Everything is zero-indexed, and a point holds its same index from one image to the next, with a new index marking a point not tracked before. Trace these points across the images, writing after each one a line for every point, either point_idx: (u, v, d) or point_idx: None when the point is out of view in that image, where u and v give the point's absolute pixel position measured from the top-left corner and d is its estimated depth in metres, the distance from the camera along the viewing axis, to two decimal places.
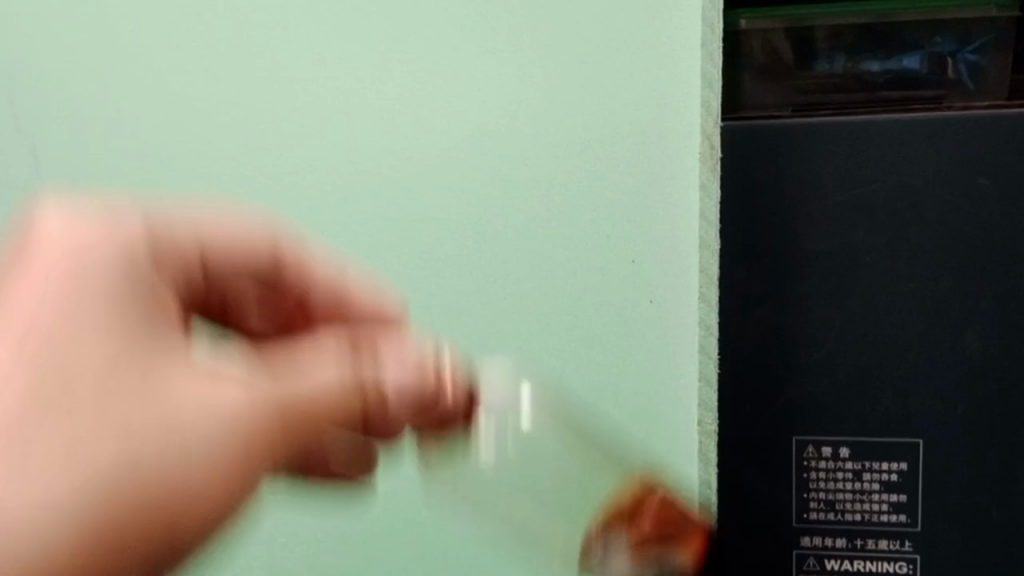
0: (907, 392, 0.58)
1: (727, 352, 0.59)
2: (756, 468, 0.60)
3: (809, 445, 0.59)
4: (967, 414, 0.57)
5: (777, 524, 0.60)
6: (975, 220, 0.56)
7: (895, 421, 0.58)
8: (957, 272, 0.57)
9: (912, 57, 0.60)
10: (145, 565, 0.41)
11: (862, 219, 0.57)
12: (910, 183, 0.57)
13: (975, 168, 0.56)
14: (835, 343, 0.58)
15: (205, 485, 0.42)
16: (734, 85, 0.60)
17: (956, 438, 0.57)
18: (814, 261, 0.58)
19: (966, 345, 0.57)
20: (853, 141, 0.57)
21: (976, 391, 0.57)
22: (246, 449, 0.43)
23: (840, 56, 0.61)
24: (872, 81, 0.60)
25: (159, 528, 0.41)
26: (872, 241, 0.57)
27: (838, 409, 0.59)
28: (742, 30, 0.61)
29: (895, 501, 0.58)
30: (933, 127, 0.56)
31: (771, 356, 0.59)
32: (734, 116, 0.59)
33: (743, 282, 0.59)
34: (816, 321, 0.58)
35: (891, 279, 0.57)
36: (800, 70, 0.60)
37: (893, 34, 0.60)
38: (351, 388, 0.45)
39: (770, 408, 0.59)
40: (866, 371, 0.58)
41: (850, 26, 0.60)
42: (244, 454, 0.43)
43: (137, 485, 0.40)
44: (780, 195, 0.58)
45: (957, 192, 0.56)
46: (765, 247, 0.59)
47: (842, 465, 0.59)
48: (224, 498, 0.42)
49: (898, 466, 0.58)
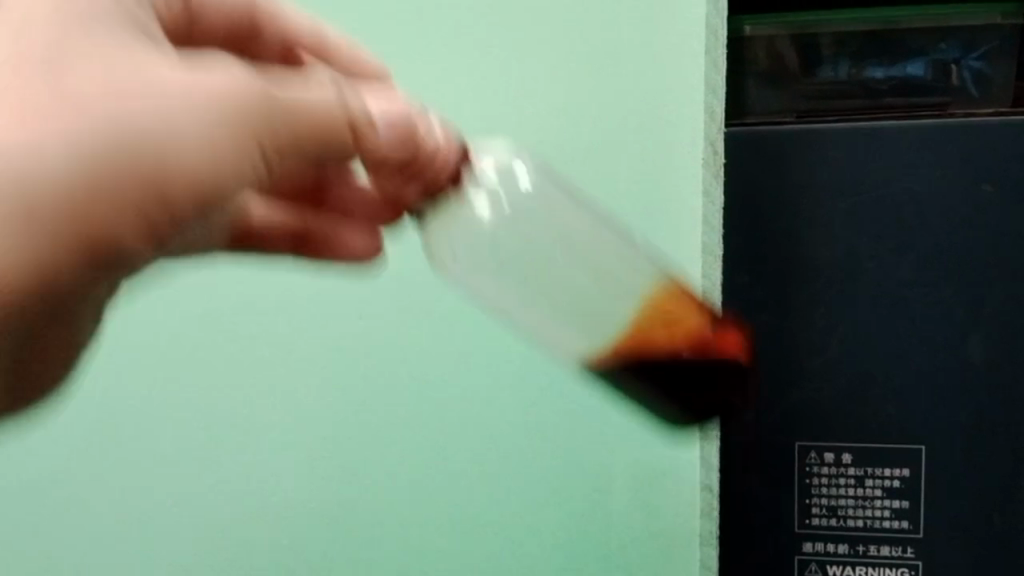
0: (910, 399, 0.58)
1: (729, 358, 0.60)
2: (758, 474, 0.60)
3: (812, 451, 0.59)
4: (970, 422, 0.57)
5: (778, 529, 0.60)
6: (979, 228, 0.56)
7: (898, 428, 0.58)
8: (960, 279, 0.57)
9: (916, 64, 0.60)
10: (79, 269, 0.33)
11: (866, 226, 0.57)
12: (914, 190, 0.57)
13: (978, 175, 0.56)
14: (838, 349, 0.58)
15: (194, 150, 0.33)
16: (739, 91, 0.61)
17: (960, 445, 0.57)
18: (818, 267, 0.58)
19: (969, 353, 0.57)
20: (857, 147, 0.57)
21: (979, 399, 0.57)
22: (238, 140, 0.34)
23: (845, 63, 0.61)
24: (877, 87, 0.60)
25: (99, 217, 0.32)
26: (875, 248, 0.57)
27: (841, 415, 0.59)
28: (748, 36, 0.62)
29: (897, 507, 0.58)
30: (937, 136, 0.57)
31: (773, 362, 0.59)
32: (738, 123, 0.60)
33: (745, 287, 0.59)
34: (819, 327, 0.58)
35: (894, 285, 0.57)
36: (804, 76, 0.61)
37: (897, 40, 0.61)
38: (341, 111, 0.37)
39: (773, 414, 0.59)
40: (868, 377, 0.58)
41: (855, 33, 0.61)
42: (238, 149, 0.34)
43: (111, 158, 0.32)
44: (783, 201, 0.58)
45: (961, 200, 0.56)
46: (768, 253, 0.59)
47: (844, 471, 0.59)
48: (194, 207, 0.34)
49: (901, 473, 0.58)
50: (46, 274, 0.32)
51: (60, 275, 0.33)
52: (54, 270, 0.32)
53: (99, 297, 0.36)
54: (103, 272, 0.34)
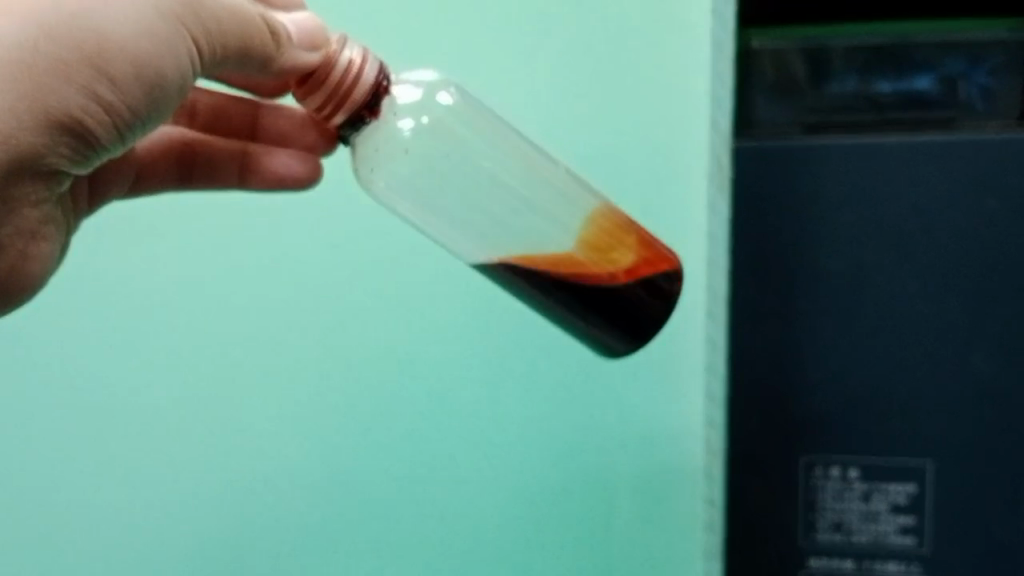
0: (916, 414, 0.57)
1: (737, 369, 0.60)
2: (766, 487, 0.60)
3: (817, 465, 0.59)
4: (975, 436, 0.57)
5: (783, 544, 0.59)
6: (985, 242, 0.56)
7: (903, 443, 0.58)
8: (967, 294, 0.57)
9: (924, 79, 0.60)
10: (50, 116, 0.45)
11: (872, 239, 0.58)
12: (919, 203, 0.57)
13: (985, 189, 0.56)
14: (844, 363, 0.58)
15: (122, 18, 0.44)
16: (746, 105, 0.61)
17: (965, 459, 0.57)
18: (823, 280, 0.58)
19: (974, 367, 0.57)
20: (864, 161, 0.57)
21: (985, 413, 0.57)
22: (166, 18, 0.45)
23: (852, 78, 0.61)
24: (884, 101, 0.60)
25: (63, 89, 0.44)
26: (881, 262, 0.57)
27: (846, 430, 0.58)
28: (754, 49, 0.62)
29: (903, 523, 0.58)
30: (941, 148, 0.57)
31: (778, 373, 0.59)
32: (747, 134, 0.60)
33: (752, 299, 0.59)
34: (825, 340, 0.58)
35: (901, 300, 0.57)
36: (812, 89, 0.61)
37: (903, 56, 0.61)
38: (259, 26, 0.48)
39: (779, 426, 0.59)
40: (875, 392, 0.58)
41: (862, 48, 0.61)
42: (167, 27, 0.45)
43: (58, 39, 0.43)
44: (790, 212, 0.58)
45: (966, 213, 0.57)
46: (775, 265, 0.59)
47: (850, 485, 0.59)
48: (131, 80, 0.46)
49: (907, 488, 0.58)
50: (33, 113, 0.44)
51: (35, 129, 0.45)
52: (33, 118, 0.45)
53: (36, 138, 0.45)
54: (64, 131, 0.46)
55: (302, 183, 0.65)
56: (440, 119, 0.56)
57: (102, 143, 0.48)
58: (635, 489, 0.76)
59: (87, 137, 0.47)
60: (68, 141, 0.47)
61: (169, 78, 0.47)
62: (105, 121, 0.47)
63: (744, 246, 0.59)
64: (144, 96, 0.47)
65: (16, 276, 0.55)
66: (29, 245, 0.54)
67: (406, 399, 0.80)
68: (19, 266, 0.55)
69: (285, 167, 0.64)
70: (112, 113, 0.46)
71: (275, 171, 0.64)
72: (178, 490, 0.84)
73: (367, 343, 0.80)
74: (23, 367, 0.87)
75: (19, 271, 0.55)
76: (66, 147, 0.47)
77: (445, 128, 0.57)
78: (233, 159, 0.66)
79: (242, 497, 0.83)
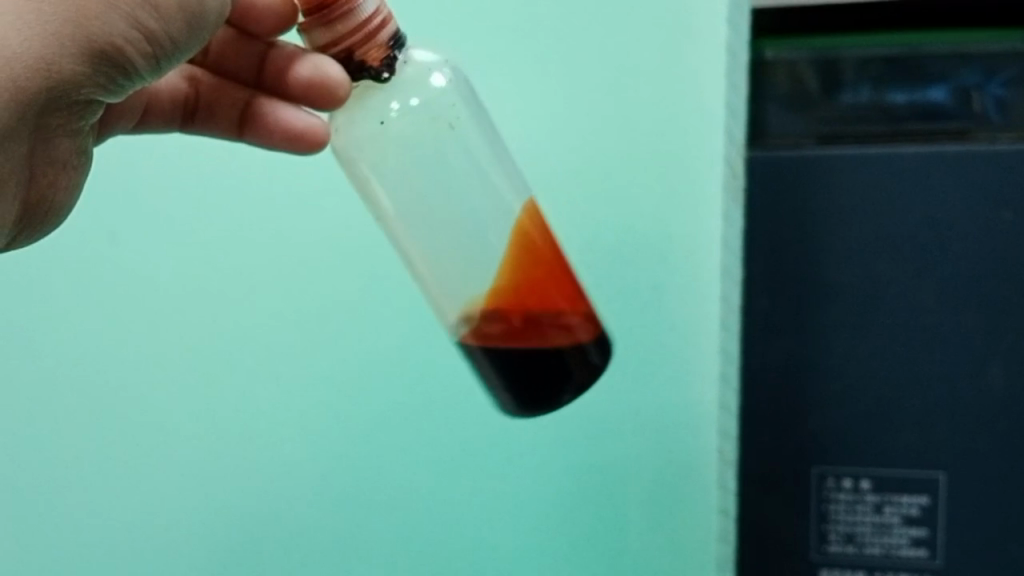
0: (930, 425, 0.57)
1: (750, 380, 0.60)
2: (779, 498, 0.60)
3: (830, 476, 0.59)
4: (989, 449, 0.57)
5: (795, 555, 0.59)
6: (1000, 255, 0.56)
7: (916, 455, 0.58)
8: (980, 308, 0.57)
9: (939, 89, 0.60)
10: (95, 43, 0.47)
11: (886, 250, 0.58)
12: (933, 214, 0.57)
13: (1000, 201, 0.56)
14: (857, 374, 0.58)
15: None
16: (760, 115, 0.62)
17: (977, 472, 0.57)
18: (837, 290, 0.58)
19: (989, 380, 0.57)
20: (878, 172, 0.58)
21: (998, 425, 0.57)
22: None
23: (867, 88, 0.61)
24: (898, 112, 0.60)
25: (110, 19, 0.47)
26: (895, 273, 0.58)
27: (858, 440, 0.59)
28: (768, 60, 0.62)
29: (915, 535, 0.58)
30: (956, 159, 0.57)
31: (792, 384, 0.59)
32: (761, 147, 0.61)
33: (766, 309, 0.60)
34: (839, 350, 0.58)
35: (914, 310, 0.57)
36: (825, 101, 0.61)
37: (917, 67, 0.60)
38: None
39: (792, 436, 0.60)
40: (887, 404, 0.58)
41: (877, 57, 0.61)
42: None
43: None
44: (803, 223, 0.59)
45: (981, 224, 0.57)
46: (789, 276, 0.59)
47: (863, 497, 0.59)
48: (175, 9, 0.48)
49: (920, 501, 0.58)
50: (78, 38, 0.47)
51: (81, 54, 0.47)
52: (81, 44, 0.47)
53: (79, 61, 0.48)
54: (106, 59, 0.48)
55: (298, 145, 0.62)
56: (433, 106, 0.55)
57: (140, 72, 0.50)
58: (650, 491, 0.75)
59: (127, 65, 0.49)
60: (105, 69, 0.49)
61: (207, 10, 0.50)
62: (147, 50, 0.49)
63: (758, 257, 0.60)
64: (185, 27, 0.49)
65: (46, 209, 0.57)
66: (62, 177, 0.56)
67: (413, 388, 0.78)
68: (47, 197, 0.56)
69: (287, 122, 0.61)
70: (154, 43, 0.49)
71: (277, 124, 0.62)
72: (184, 482, 0.84)
73: (368, 346, 0.79)
74: (41, 354, 0.87)
75: (48, 203, 0.57)
76: (102, 73, 0.49)
77: (435, 121, 0.55)
78: (236, 106, 0.63)
79: (251, 488, 0.82)
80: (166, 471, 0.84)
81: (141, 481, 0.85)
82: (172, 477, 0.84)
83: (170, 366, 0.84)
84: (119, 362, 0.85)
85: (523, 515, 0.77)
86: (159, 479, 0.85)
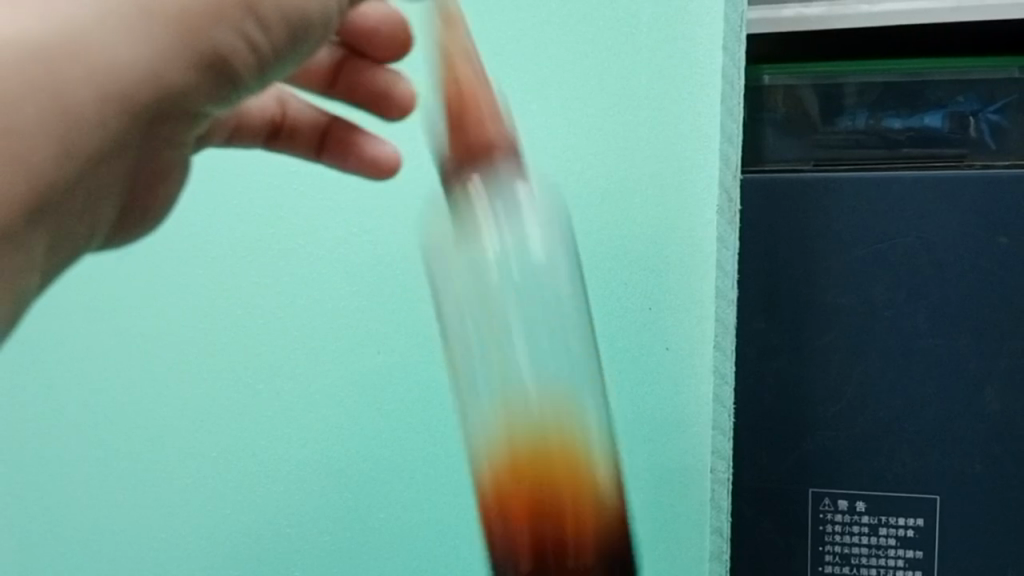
0: (924, 448, 0.62)
1: (749, 401, 0.64)
2: (774, 519, 0.65)
3: (826, 498, 0.63)
4: (983, 472, 0.61)
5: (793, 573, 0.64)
6: (995, 282, 0.60)
7: (910, 477, 0.62)
8: (975, 334, 0.61)
9: (934, 116, 0.63)
10: (200, 55, 0.34)
11: (883, 274, 0.61)
12: (929, 241, 0.60)
13: (997, 229, 0.60)
14: (855, 396, 0.62)
15: None
16: (759, 136, 0.65)
17: (969, 494, 0.62)
18: (835, 316, 0.62)
19: (984, 401, 0.61)
20: (877, 198, 0.61)
21: (991, 450, 0.61)
22: None
23: (864, 113, 0.65)
24: (894, 136, 0.64)
25: (195, 29, 0.34)
26: (891, 298, 0.61)
27: (856, 463, 0.63)
28: (766, 83, 0.65)
29: (910, 557, 0.63)
30: (951, 186, 0.60)
31: (790, 405, 0.63)
32: (757, 170, 0.64)
33: (763, 332, 0.63)
34: (837, 372, 0.62)
35: (910, 334, 0.61)
36: (823, 125, 0.64)
37: (915, 93, 0.64)
38: None
39: (790, 456, 0.64)
40: (886, 424, 0.62)
41: (875, 85, 0.65)
42: None
43: None
44: (801, 250, 0.62)
45: (979, 251, 0.60)
46: (788, 301, 0.63)
47: (858, 518, 0.63)
48: (280, 16, 0.36)
49: (915, 523, 0.62)
50: (184, 50, 0.34)
51: (164, 81, 0.34)
52: (161, 70, 0.34)
53: (179, 84, 0.35)
54: (198, 78, 0.35)
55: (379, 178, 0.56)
56: None
57: (239, 89, 0.37)
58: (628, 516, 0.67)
59: (219, 85, 0.36)
60: (208, 85, 0.36)
61: (311, 9, 0.37)
62: (245, 65, 0.36)
63: (755, 281, 0.63)
64: (289, 38, 0.37)
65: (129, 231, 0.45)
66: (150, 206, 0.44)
67: (390, 406, 0.69)
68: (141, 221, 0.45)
69: (372, 149, 0.55)
70: (255, 59, 0.36)
71: (367, 151, 0.55)
72: (126, 516, 0.77)
73: (328, 371, 0.71)
74: None
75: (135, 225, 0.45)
76: (206, 89, 0.36)
77: None
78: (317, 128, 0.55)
79: (203, 518, 0.75)
80: (107, 504, 0.78)
81: (81, 511, 0.79)
82: (114, 508, 0.78)
83: (117, 392, 0.77)
84: (61, 387, 0.78)
85: (507, 554, 0.67)
86: (99, 512, 0.78)
